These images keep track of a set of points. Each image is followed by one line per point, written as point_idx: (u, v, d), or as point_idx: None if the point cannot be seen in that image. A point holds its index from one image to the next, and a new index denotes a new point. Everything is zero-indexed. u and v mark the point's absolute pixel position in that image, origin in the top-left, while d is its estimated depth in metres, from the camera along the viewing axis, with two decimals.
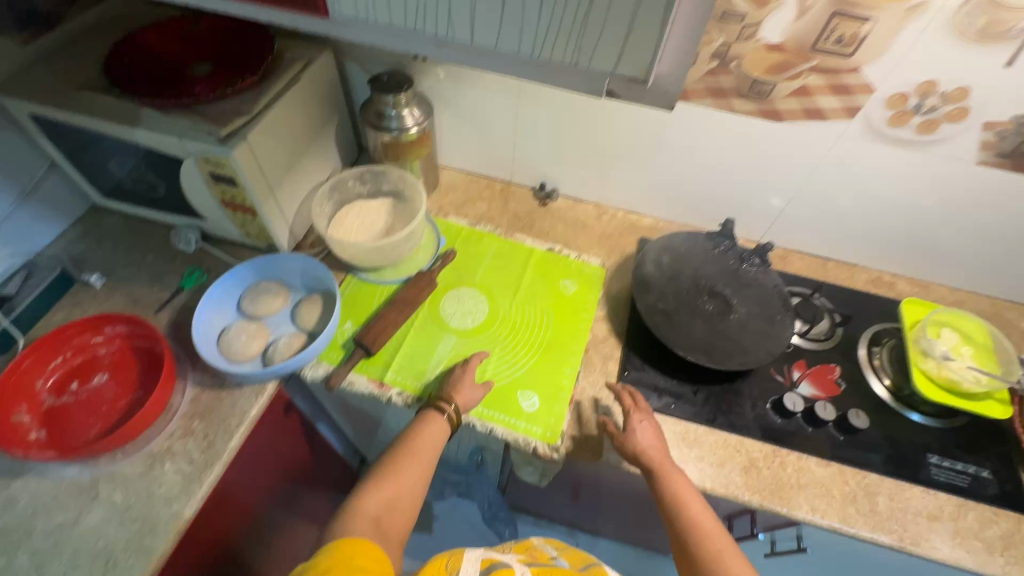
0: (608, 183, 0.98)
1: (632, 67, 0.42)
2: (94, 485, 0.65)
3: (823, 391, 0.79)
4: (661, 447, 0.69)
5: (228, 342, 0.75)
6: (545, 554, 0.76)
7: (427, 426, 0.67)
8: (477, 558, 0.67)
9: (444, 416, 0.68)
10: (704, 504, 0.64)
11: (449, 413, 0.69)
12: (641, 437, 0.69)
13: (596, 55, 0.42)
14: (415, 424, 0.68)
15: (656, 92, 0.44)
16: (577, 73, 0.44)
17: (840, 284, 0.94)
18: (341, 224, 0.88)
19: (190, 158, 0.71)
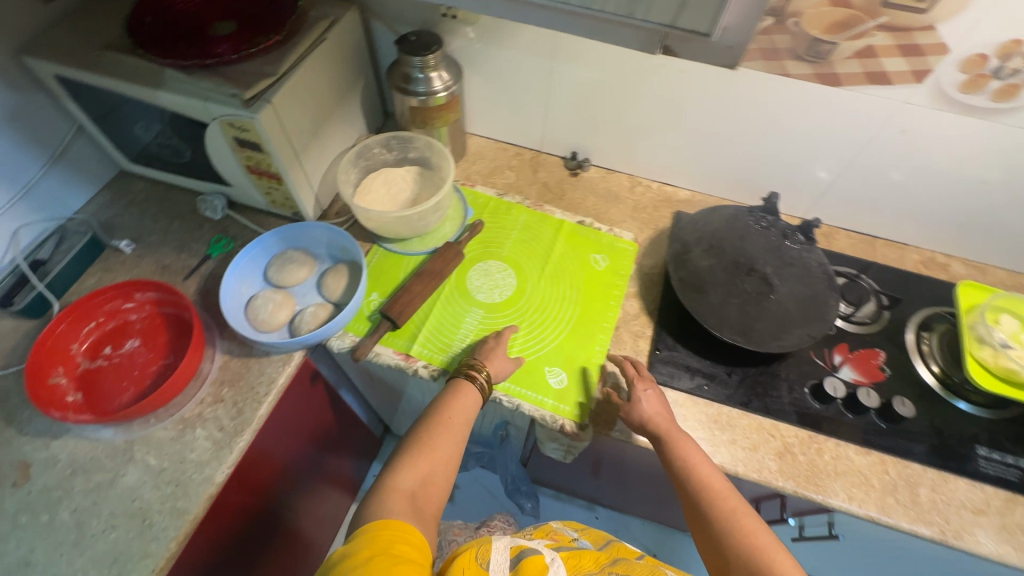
0: (643, 153, 0.93)
1: (695, 20, 0.38)
2: (129, 447, 0.66)
3: (866, 376, 0.76)
4: (666, 412, 0.67)
5: (255, 310, 0.75)
6: (567, 537, 0.74)
7: (460, 396, 0.66)
8: (505, 547, 0.63)
9: (477, 386, 0.67)
10: (714, 467, 0.63)
11: (481, 381, 0.68)
12: (646, 405, 0.68)
13: (653, 8, 0.38)
14: (448, 393, 0.67)
15: (718, 47, 0.39)
16: (629, 27, 0.40)
17: (888, 264, 0.88)
18: (367, 194, 0.86)
19: (215, 122, 0.69)
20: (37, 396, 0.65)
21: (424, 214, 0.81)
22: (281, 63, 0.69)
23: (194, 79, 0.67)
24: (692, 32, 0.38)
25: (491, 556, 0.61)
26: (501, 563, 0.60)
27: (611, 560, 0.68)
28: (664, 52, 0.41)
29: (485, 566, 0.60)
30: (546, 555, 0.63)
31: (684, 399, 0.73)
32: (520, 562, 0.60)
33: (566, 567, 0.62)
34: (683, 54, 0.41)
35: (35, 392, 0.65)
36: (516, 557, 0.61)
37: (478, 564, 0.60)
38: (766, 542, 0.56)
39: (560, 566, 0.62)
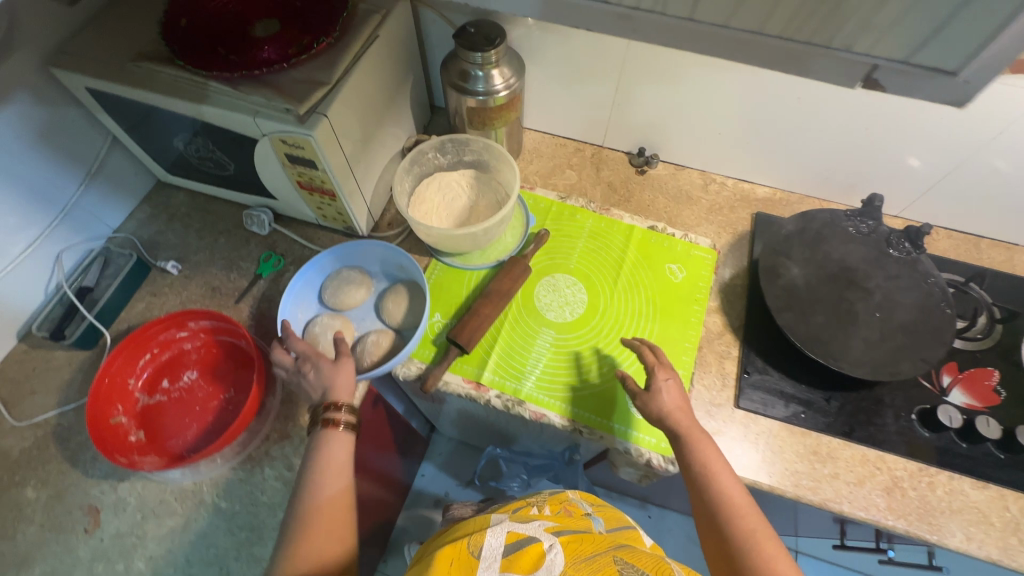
0: (719, 148, 0.85)
1: (942, 57, 0.31)
2: (199, 489, 0.64)
3: (979, 400, 0.69)
4: (688, 412, 0.62)
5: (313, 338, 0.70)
6: (579, 509, 0.64)
7: (330, 449, 0.58)
8: (503, 530, 0.54)
9: (342, 428, 0.59)
10: (736, 478, 0.57)
11: (346, 419, 0.59)
12: (665, 397, 0.62)
13: (882, 44, 0.31)
14: (314, 448, 0.58)
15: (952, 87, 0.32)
16: (839, 63, 0.33)
17: (997, 268, 0.80)
18: (421, 204, 0.79)
19: (266, 138, 0.63)
20: (101, 439, 0.62)
21: (487, 229, 0.75)
22: (334, 69, 0.62)
23: (241, 91, 0.60)
24: (933, 70, 0.31)
25: (485, 541, 0.53)
26: (493, 548, 0.51)
27: (615, 545, 0.55)
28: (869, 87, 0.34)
29: (476, 554, 0.51)
30: (545, 542, 0.52)
31: (778, 429, 0.68)
32: (516, 552, 0.50)
33: (566, 555, 0.51)
34: (892, 89, 0.33)
35: (98, 435, 0.62)
36: (513, 545, 0.51)
37: (468, 552, 0.52)
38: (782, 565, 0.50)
39: (559, 555, 0.51)
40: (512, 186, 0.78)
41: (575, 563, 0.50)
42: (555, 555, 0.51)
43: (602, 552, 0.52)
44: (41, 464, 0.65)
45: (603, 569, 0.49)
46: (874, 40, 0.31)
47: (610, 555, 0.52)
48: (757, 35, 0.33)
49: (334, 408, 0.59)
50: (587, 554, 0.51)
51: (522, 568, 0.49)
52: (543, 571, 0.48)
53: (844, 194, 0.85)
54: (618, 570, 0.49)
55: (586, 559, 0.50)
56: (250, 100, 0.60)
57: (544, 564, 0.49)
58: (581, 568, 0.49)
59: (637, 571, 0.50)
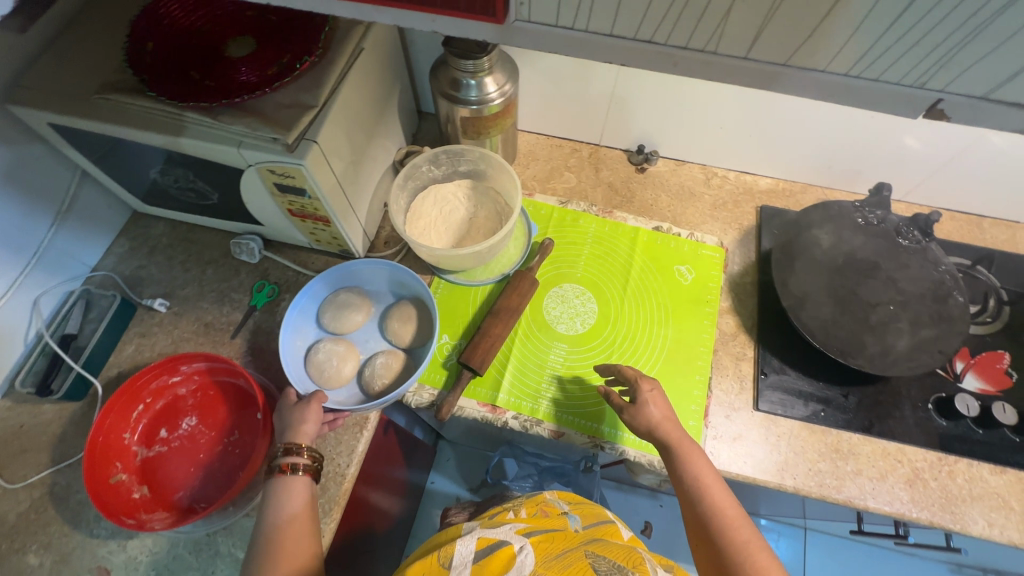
0: (721, 142, 0.82)
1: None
2: (213, 540, 0.62)
3: (993, 384, 0.69)
4: (676, 423, 0.59)
5: (318, 368, 0.67)
6: (556, 508, 0.60)
7: (287, 498, 0.54)
8: (473, 538, 0.51)
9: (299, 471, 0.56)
10: (729, 493, 0.54)
11: (302, 464, 0.56)
12: (653, 410, 0.59)
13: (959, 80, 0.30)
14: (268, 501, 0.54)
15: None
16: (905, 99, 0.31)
17: (1001, 249, 0.80)
18: (418, 221, 0.76)
19: (253, 169, 0.59)
20: (103, 501, 0.59)
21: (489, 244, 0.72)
22: (321, 91, 0.58)
23: (221, 121, 0.56)
24: (1011, 105, 0.30)
25: (455, 551, 0.50)
26: (463, 556, 0.49)
27: (587, 540, 0.54)
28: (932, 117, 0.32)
29: (446, 565, 0.48)
30: (515, 544, 0.50)
31: (799, 429, 0.68)
32: (486, 556, 0.48)
33: (536, 554, 0.49)
34: (958, 117, 0.32)
35: (99, 497, 0.59)
36: (483, 551, 0.49)
37: (438, 565, 0.48)
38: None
39: (530, 556, 0.49)
40: (513, 197, 0.75)
41: (547, 562, 0.48)
42: (526, 556, 0.49)
43: (574, 548, 0.51)
44: (42, 528, 0.62)
45: (574, 567, 0.48)
46: (948, 77, 0.30)
47: (581, 551, 0.51)
48: (815, 72, 0.31)
49: (292, 452, 0.56)
50: (557, 553, 0.50)
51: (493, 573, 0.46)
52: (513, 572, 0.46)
53: (847, 182, 0.84)
54: (590, 566, 0.49)
55: (556, 558, 0.49)
56: (231, 130, 0.55)
57: (515, 565, 0.47)
58: (552, 567, 0.48)
59: (609, 565, 0.50)
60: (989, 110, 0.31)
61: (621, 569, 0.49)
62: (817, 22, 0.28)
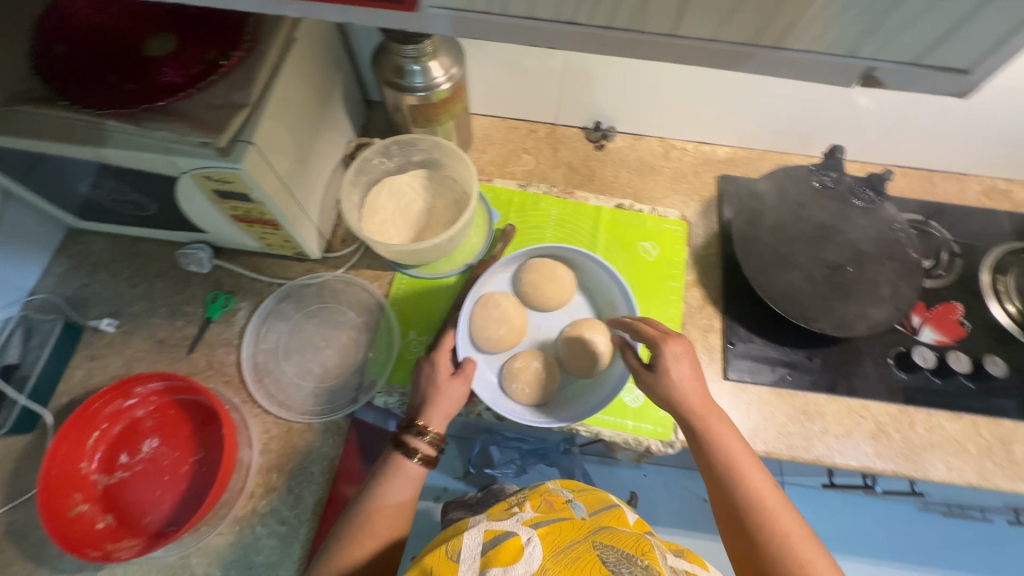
0: (676, 113, 0.81)
1: (955, 55, 0.29)
2: (188, 561, 0.60)
3: (948, 335, 0.71)
4: (707, 397, 0.56)
5: (483, 324, 0.68)
6: (559, 498, 0.56)
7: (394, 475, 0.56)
8: (479, 529, 0.48)
9: (416, 461, 0.56)
10: (761, 470, 0.54)
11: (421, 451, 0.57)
12: (679, 376, 0.56)
13: (889, 46, 0.29)
14: (384, 469, 0.56)
15: (959, 82, 0.30)
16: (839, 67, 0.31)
17: (951, 202, 0.82)
18: (371, 215, 0.73)
19: (188, 176, 0.56)
20: (66, 535, 0.56)
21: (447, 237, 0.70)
22: (253, 88, 0.54)
23: (146, 127, 0.51)
24: (943, 70, 0.30)
25: (462, 543, 0.47)
26: (472, 549, 0.46)
27: (594, 529, 0.51)
28: (864, 86, 0.32)
29: (454, 559, 0.45)
30: (522, 536, 0.47)
31: (768, 395, 0.69)
32: (493, 548, 0.46)
33: (545, 547, 0.46)
34: (892, 84, 0.32)
35: (62, 532, 0.56)
36: (491, 542, 0.46)
37: (446, 558, 0.46)
38: (811, 555, 0.48)
39: (538, 548, 0.46)
40: (469, 184, 0.73)
41: (555, 556, 0.46)
42: (534, 548, 0.46)
43: (582, 539, 0.49)
44: (3, 568, 0.59)
45: (581, 560, 0.46)
46: (878, 44, 0.29)
47: (589, 541, 0.48)
48: (748, 47, 0.30)
49: (420, 435, 0.57)
50: (565, 544, 0.47)
51: (500, 563, 0.44)
52: (522, 566, 0.44)
53: (803, 145, 0.84)
54: (598, 559, 0.46)
55: (564, 551, 0.46)
56: (158, 137, 0.52)
57: (524, 557, 0.45)
58: (560, 562, 0.45)
59: (618, 554, 0.47)
60: (922, 76, 0.31)
61: (630, 558, 0.47)
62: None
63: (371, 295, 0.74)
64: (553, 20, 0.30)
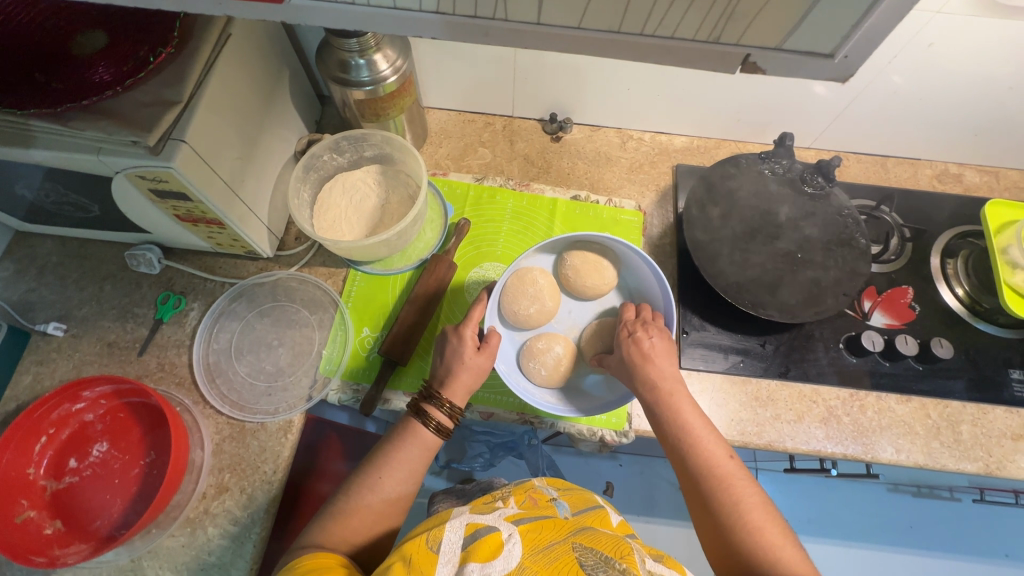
0: (631, 104, 0.81)
1: (819, 40, 0.29)
2: (139, 565, 0.60)
3: (897, 319, 0.73)
4: (666, 370, 0.56)
5: (516, 298, 0.67)
6: (544, 495, 0.55)
7: (408, 444, 0.57)
8: (462, 522, 0.48)
9: (432, 430, 0.58)
10: (719, 440, 0.54)
11: (436, 424, 0.58)
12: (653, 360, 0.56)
13: (752, 29, 0.29)
14: (401, 434, 0.58)
15: (831, 66, 0.31)
16: (710, 54, 0.31)
17: (903, 187, 0.83)
18: (329, 210, 0.73)
19: (122, 176, 0.55)
20: (11, 542, 0.56)
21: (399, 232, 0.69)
22: (184, 84, 0.54)
23: (73, 127, 0.51)
24: (809, 54, 0.30)
25: (444, 535, 0.47)
26: (452, 543, 0.46)
27: (576, 529, 0.49)
28: (744, 71, 0.32)
29: (435, 549, 0.46)
30: (503, 532, 0.47)
31: (721, 382, 0.70)
32: (473, 543, 0.45)
33: (524, 545, 0.46)
34: (772, 70, 0.32)
35: (5, 539, 0.55)
36: (471, 536, 0.46)
37: (426, 548, 0.46)
38: (763, 523, 0.49)
39: (517, 546, 0.46)
40: (420, 178, 0.73)
41: (534, 555, 0.45)
42: (514, 546, 0.45)
43: (562, 539, 0.47)
44: None
45: (559, 561, 0.44)
46: (741, 28, 0.29)
47: (569, 543, 0.47)
48: (615, 34, 0.30)
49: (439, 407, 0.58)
50: (545, 543, 0.46)
51: (479, 559, 0.44)
52: (500, 563, 0.43)
53: (757, 133, 0.85)
54: (576, 561, 0.45)
55: (544, 550, 0.45)
56: (85, 136, 0.51)
57: (502, 554, 0.44)
58: (538, 561, 0.44)
59: (597, 557, 0.45)
60: (793, 62, 0.31)
61: (609, 561, 0.45)
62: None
63: (325, 292, 0.73)
64: (417, 9, 0.30)
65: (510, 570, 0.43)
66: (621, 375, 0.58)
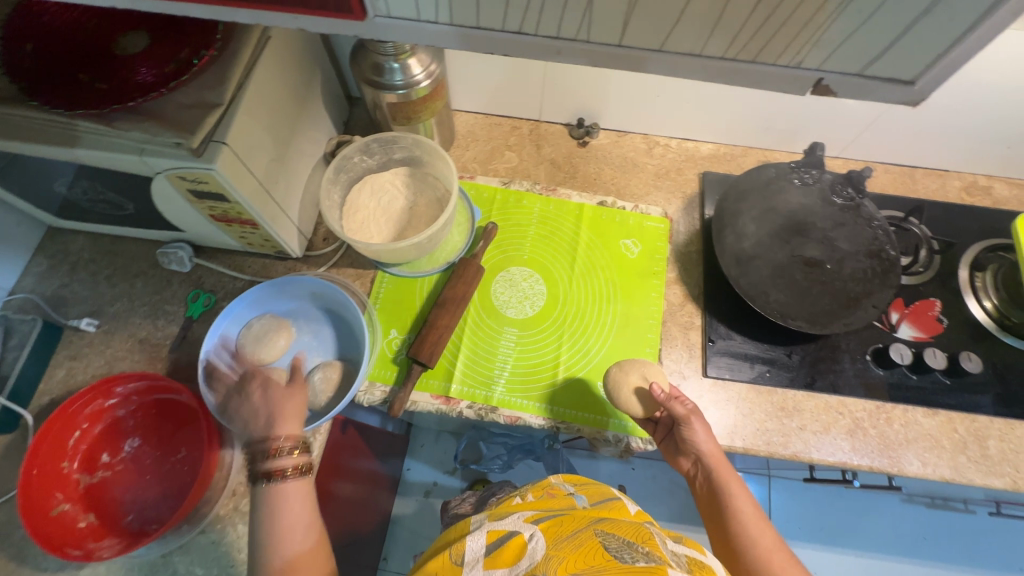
0: (660, 111, 0.81)
1: (899, 67, 0.30)
2: (169, 560, 0.61)
3: (925, 331, 0.73)
4: (718, 453, 0.60)
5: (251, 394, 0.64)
6: (561, 491, 0.56)
7: (285, 498, 0.53)
8: (482, 530, 0.48)
9: (292, 476, 0.53)
10: (765, 519, 0.57)
11: (289, 455, 0.53)
12: (696, 433, 0.59)
13: (835, 53, 0.30)
14: (262, 512, 0.52)
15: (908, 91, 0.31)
16: (787, 77, 0.32)
17: (931, 198, 0.82)
18: (358, 212, 0.73)
19: (162, 176, 0.55)
20: (47, 535, 0.57)
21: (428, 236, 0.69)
22: (226, 87, 0.54)
23: (117, 128, 0.51)
24: (887, 80, 0.31)
25: (465, 546, 0.47)
26: (475, 551, 0.46)
27: (596, 519, 0.49)
28: (815, 92, 0.33)
29: (458, 562, 0.46)
30: (526, 533, 0.47)
31: (747, 391, 0.69)
32: (497, 548, 0.46)
33: (547, 538, 0.46)
34: (843, 93, 0.33)
35: (42, 529, 0.56)
36: (493, 543, 0.46)
37: (450, 561, 0.46)
38: None
39: (541, 541, 0.46)
40: (450, 182, 0.73)
41: (558, 545, 0.45)
42: (537, 542, 0.46)
43: (585, 528, 0.47)
44: None
45: (585, 545, 0.44)
46: (823, 54, 0.30)
47: (591, 529, 0.47)
48: (693, 56, 0.31)
49: (274, 455, 0.53)
50: (569, 533, 0.46)
51: (505, 564, 0.44)
52: (526, 560, 0.44)
53: (785, 142, 0.84)
54: (600, 545, 0.44)
55: (567, 539, 0.45)
56: (129, 138, 0.51)
57: (527, 552, 0.45)
58: (564, 549, 0.44)
59: (620, 542, 0.45)
60: (868, 86, 0.32)
61: (633, 545, 0.45)
62: (681, 7, 0.28)
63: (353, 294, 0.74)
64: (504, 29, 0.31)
65: (535, 565, 0.43)
66: (672, 447, 0.64)
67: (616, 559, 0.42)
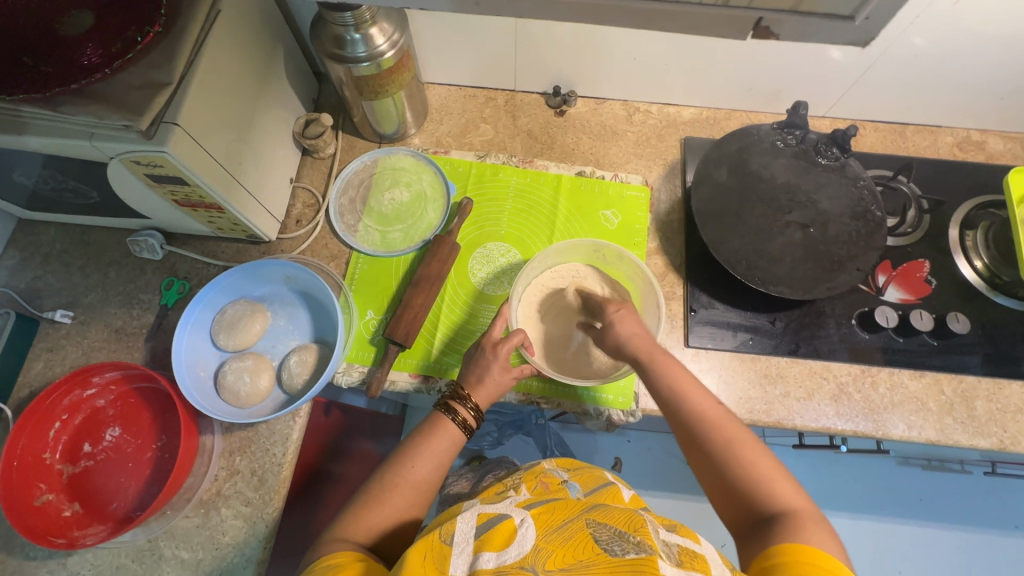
0: (640, 76, 0.78)
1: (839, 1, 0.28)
2: (155, 545, 0.61)
3: (912, 293, 0.71)
4: (646, 337, 0.57)
5: (229, 382, 0.64)
6: (555, 478, 0.52)
7: (436, 436, 0.56)
8: (473, 513, 0.45)
9: (456, 423, 0.57)
10: (698, 386, 0.54)
11: (462, 415, 0.57)
12: (623, 329, 0.58)
13: None
14: (424, 428, 0.57)
15: (854, 29, 0.29)
16: (722, 18, 0.29)
17: (922, 155, 0.80)
18: (549, 278, 0.72)
19: (116, 161, 0.54)
20: (30, 525, 0.57)
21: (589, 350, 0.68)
22: (174, 65, 0.52)
23: (62, 112, 0.48)
24: (828, 17, 0.29)
25: (455, 528, 0.43)
26: (464, 533, 0.42)
27: (589, 506, 0.46)
28: (755, 36, 0.31)
29: (447, 542, 0.42)
30: (516, 518, 0.43)
31: (730, 360, 0.68)
32: (487, 532, 0.42)
33: (537, 527, 0.42)
34: (785, 36, 0.31)
35: (25, 523, 0.57)
36: (483, 525, 0.43)
37: (439, 541, 0.43)
38: (754, 456, 0.50)
39: (531, 529, 0.42)
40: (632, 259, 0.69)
41: (548, 536, 0.41)
42: (528, 530, 0.42)
43: (576, 517, 0.44)
44: None
45: (575, 538, 0.41)
46: None
47: (582, 518, 0.43)
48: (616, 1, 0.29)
49: (462, 401, 0.58)
50: (558, 523, 0.43)
51: (493, 548, 0.40)
52: (514, 549, 0.40)
53: (770, 103, 0.81)
54: (591, 536, 0.41)
55: (558, 530, 0.42)
56: (75, 122, 0.49)
57: (516, 540, 0.41)
58: (553, 541, 0.41)
59: (611, 532, 0.41)
60: (812, 27, 0.30)
61: (623, 535, 0.41)
62: None
63: (328, 275, 0.73)
64: None
65: (524, 555, 0.39)
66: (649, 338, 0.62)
67: (606, 553, 0.39)
